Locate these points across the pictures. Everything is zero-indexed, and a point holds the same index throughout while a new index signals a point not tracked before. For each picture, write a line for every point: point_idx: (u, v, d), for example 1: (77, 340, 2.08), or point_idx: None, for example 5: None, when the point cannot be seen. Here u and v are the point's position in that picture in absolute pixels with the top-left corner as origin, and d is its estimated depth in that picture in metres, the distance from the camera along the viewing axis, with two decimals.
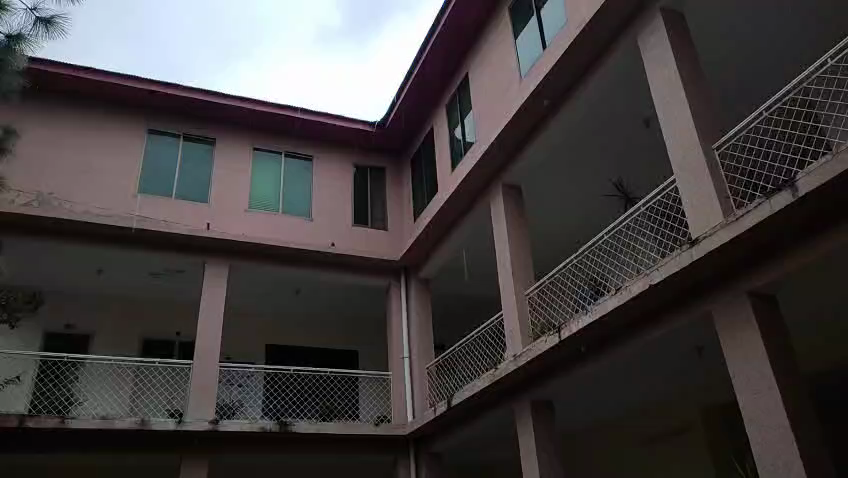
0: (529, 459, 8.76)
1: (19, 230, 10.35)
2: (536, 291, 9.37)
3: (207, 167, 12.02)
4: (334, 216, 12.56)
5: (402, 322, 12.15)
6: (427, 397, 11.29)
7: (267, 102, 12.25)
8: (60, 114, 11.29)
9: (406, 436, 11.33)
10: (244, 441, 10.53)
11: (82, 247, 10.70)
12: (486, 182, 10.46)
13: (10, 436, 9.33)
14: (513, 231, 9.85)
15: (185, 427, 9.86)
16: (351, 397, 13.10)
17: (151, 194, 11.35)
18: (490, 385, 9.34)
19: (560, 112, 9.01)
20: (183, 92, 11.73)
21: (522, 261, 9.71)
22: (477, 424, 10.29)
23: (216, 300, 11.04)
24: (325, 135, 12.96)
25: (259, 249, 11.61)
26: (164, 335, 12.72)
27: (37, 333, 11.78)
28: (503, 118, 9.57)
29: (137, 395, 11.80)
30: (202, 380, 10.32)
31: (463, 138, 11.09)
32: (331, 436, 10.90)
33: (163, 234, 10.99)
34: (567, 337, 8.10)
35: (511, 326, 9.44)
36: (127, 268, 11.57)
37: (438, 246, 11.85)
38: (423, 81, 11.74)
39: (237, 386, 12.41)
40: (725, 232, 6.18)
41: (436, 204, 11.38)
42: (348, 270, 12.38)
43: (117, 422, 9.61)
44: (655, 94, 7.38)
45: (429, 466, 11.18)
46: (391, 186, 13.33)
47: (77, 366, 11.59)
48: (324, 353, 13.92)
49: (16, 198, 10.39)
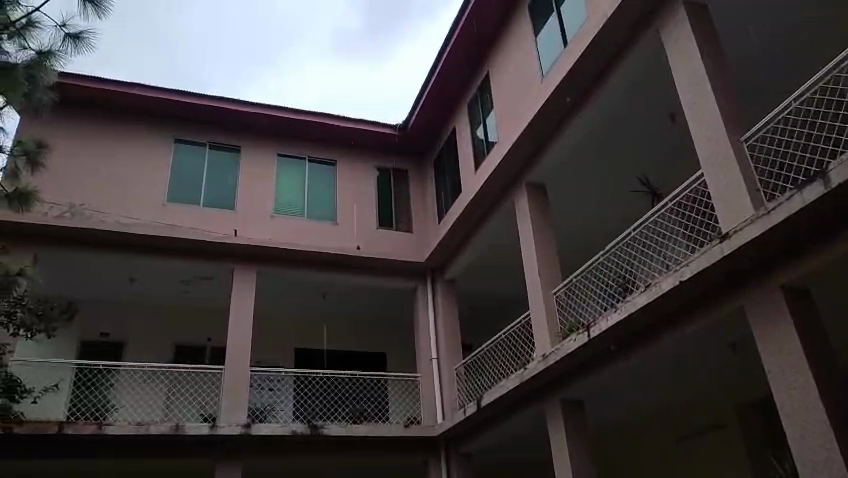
0: (560, 460, 8.70)
1: (55, 241, 10.62)
2: (564, 290, 9.31)
3: (233, 174, 12.18)
4: (359, 219, 12.64)
5: (430, 323, 12.14)
6: (456, 398, 11.28)
7: (291, 109, 12.40)
8: (89, 126, 11.57)
9: (437, 438, 11.32)
10: (277, 445, 10.61)
11: (114, 256, 10.93)
12: (510, 182, 10.43)
13: (51, 443, 9.57)
14: (539, 230, 9.79)
15: (218, 431, 9.99)
16: (380, 399, 13.12)
17: (180, 202, 11.56)
18: (519, 384, 9.30)
19: (583, 109, 8.94)
20: (207, 101, 11.91)
21: (548, 260, 9.65)
22: (507, 424, 10.24)
23: (245, 305, 11.19)
24: (348, 139, 13.05)
25: (286, 254, 11.73)
26: (195, 341, 12.92)
27: (73, 341, 12.08)
28: (526, 117, 9.54)
29: (170, 400, 12.00)
30: (235, 385, 10.47)
31: (485, 137, 11.06)
32: (362, 438, 10.95)
33: (193, 242, 11.19)
34: (596, 335, 8.03)
35: (540, 325, 9.39)
36: (158, 276, 11.78)
37: (463, 247, 11.86)
38: (444, 83, 11.75)
39: (267, 390, 12.56)
40: (757, 225, 6.07)
41: (460, 204, 11.37)
42: (374, 273, 12.43)
43: (153, 428, 9.78)
44: (680, 87, 7.27)
45: (460, 467, 11.18)
46: (414, 188, 13.36)
47: (111, 373, 11.83)
48: (352, 356, 14.01)
49: (49, 210, 10.63)
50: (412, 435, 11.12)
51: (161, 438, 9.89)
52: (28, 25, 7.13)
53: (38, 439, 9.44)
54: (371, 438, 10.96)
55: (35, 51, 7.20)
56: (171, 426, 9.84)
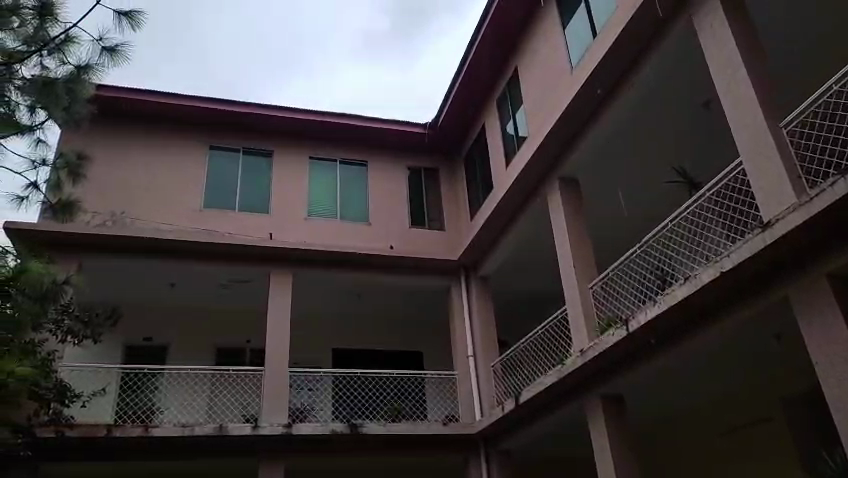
0: (602, 456, 8.60)
1: (97, 250, 10.91)
2: (600, 284, 9.21)
3: (267, 179, 12.37)
4: (392, 219, 12.69)
5: (465, 320, 12.13)
6: (494, 395, 11.26)
7: (322, 112, 12.55)
8: (128, 137, 11.88)
9: (476, 435, 11.29)
10: (318, 445, 10.73)
11: (155, 262, 11.17)
12: (542, 177, 10.34)
13: (99, 447, 9.84)
14: (573, 224, 9.70)
15: (260, 431, 10.16)
16: (418, 397, 13.17)
17: (217, 208, 11.80)
18: (557, 380, 9.23)
19: (615, 100, 8.83)
20: (239, 108, 12.11)
21: (583, 254, 9.56)
22: (546, 421, 10.17)
23: (282, 306, 11.36)
24: (378, 140, 13.12)
25: (320, 255, 11.85)
26: (235, 343, 13.15)
27: (118, 346, 12.42)
28: (556, 110, 9.44)
29: (213, 402, 12.23)
30: (275, 386, 10.64)
31: (515, 133, 10.99)
32: (401, 437, 11.00)
33: (230, 246, 11.38)
34: (635, 329, 7.93)
35: (577, 320, 9.30)
36: (197, 281, 12.02)
37: (497, 244, 11.80)
38: (472, 80, 11.73)
39: (307, 391, 12.70)
40: (799, 213, 5.92)
41: (492, 200, 11.33)
42: (409, 272, 12.46)
43: (197, 429, 9.99)
44: (715, 74, 7.10)
45: (500, 465, 11.13)
46: (445, 186, 13.35)
47: (155, 376, 12.13)
48: (389, 355, 14.08)
49: (92, 219, 11.00)
50: (451, 433, 11.12)
51: (205, 439, 10.09)
52: (67, 41, 7.12)
53: (86, 443, 9.71)
54: (410, 436, 11.00)
55: (73, 65, 7.20)
56: (215, 427, 10.03)
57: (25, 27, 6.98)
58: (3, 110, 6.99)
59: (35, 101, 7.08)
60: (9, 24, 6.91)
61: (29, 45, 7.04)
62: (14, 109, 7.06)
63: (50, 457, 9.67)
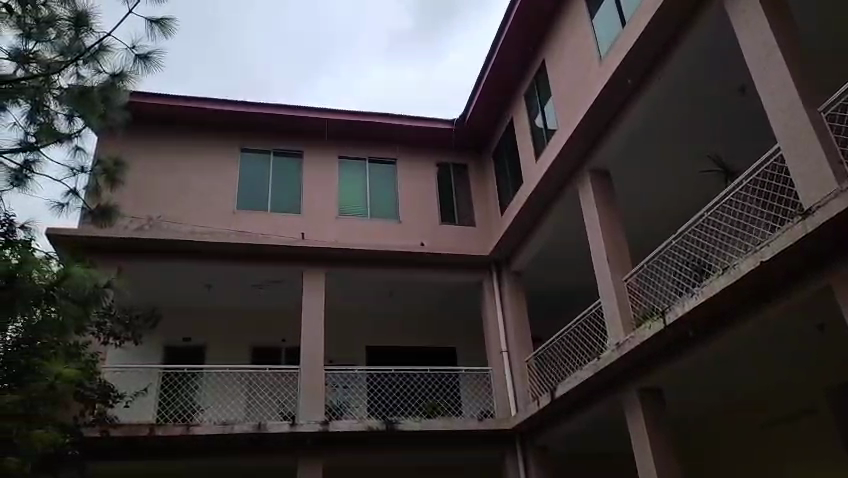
0: (642, 450, 8.49)
1: (135, 253, 11.15)
2: (635, 276, 9.10)
3: (297, 179, 12.49)
4: (422, 216, 12.70)
5: (498, 315, 12.08)
6: (529, 390, 11.21)
7: (349, 111, 12.64)
8: (162, 142, 12.12)
9: (512, 431, 11.24)
10: (355, 442, 10.81)
11: (191, 264, 11.37)
12: (573, 170, 10.24)
13: (143, 446, 10.09)
14: (605, 216, 9.59)
15: (298, 428, 10.30)
16: (453, 393, 13.17)
17: (250, 209, 11.96)
18: (594, 374, 9.14)
19: (647, 89, 8.69)
20: (268, 110, 12.25)
21: (617, 247, 9.46)
22: (583, 416, 10.08)
23: (316, 305, 11.49)
24: (405, 138, 13.15)
25: (352, 254, 11.93)
26: (271, 342, 13.32)
27: (158, 347, 12.70)
28: (586, 102, 9.32)
29: (251, 401, 12.40)
30: (311, 384, 10.76)
31: (544, 126, 10.89)
32: (437, 433, 11.02)
33: (263, 247, 11.51)
34: (672, 321, 7.80)
35: (612, 313, 9.19)
36: (232, 282, 12.20)
37: (528, 238, 11.72)
38: (499, 74, 11.66)
39: (342, 388, 12.78)
40: (840, 200, 5.76)
41: (522, 194, 11.25)
42: (440, 268, 12.46)
43: (236, 427, 10.17)
44: (749, 59, 6.91)
45: (538, 461, 11.07)
46: (475, 181, 13.31)
47: (195, 376, 12.36)
48: (422, 352, 14.10)
49: (130, 223, 11.20)
50: (487, 429, 11.09)
51: (244, 437, 10.27)
52: (101, 50, 7.19)
53: (130, 443, 9.96)
54: (446, 433, 11.01)
55: (107, 73, 7.31)
56: (254, 424, 10.19)
57: (60, 38, 7.14)
58: (43, 119, 7.15)
59: (73, 110, 7.21)
60: (46, 35, 7.11)
61: (65, 56, 7.16)
62: (52, 118, 7.21)
63: (98, 457, 9.95)
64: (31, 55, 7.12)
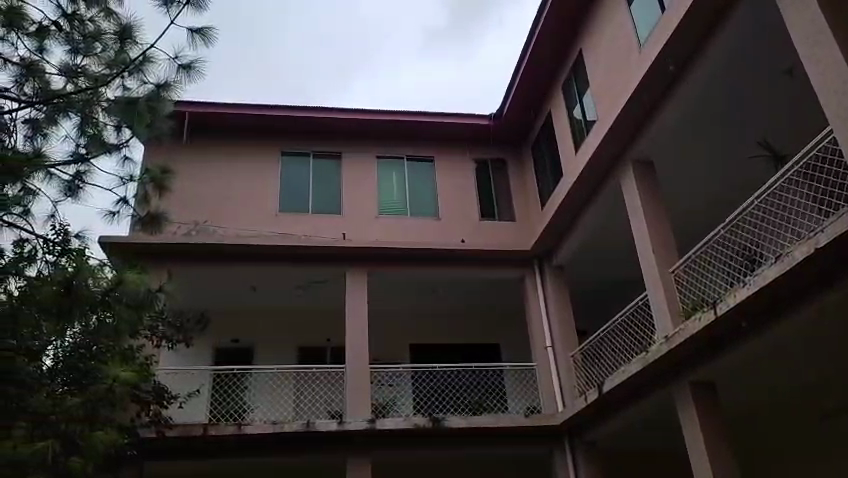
0: (696, 444, 8.31)
1: (183, 258, 11.44)
2: (682, 267, 8.91)
3: (337, 180, 12.62)
4: (462, 212, 12.69)
5: (542, 310, 11.98)
6: (575, 384, 11.10)
7: (386, 111, 12.74)
8: (205, 149, 12.42)
9: (559, 427, 11.13)
10: (402, 439, 10.86)
11: (236, 267, 11.60)
12: (614, 161, 10.06)
13: (196, 445, 10.36)
14: (649, 207, 9.41)
15: (345, 426, 10.43)
16: (499, 390, 13.13)
17: (292, 211, 12.15)
18: (642, 367, 8.99)
19: (689, 74, 8.49)
20: (306, 113, 12.41)
21: (663, 238, 9.28)
22: (632, 410, 9.92)
23: (360, 304, 11.58)
24: (442, 135, 13.17)
25: (393, 253, 11.96)
26: (316, 343, 13.50)
27: (208, 349, 13.02)
28: (626, 91, 9.15)
29: (299, 400, 12.60)
30: (357, 383, 10.87)
31: (583, 117, 10.75)
32: (484, 429, 11.00)
33: (306, 248, 11.66)
34: (723, 312, 7.61)
35: (660, 306, 9.03)
36: (277, 284, 12.40)
37: (570, 232, 11.58)
38: (535, 67, 11.55)
39: (388, 386, 12.86)
40: None
41: (562, 188, 11.12)
42: (482, 264, 12.39)
43: (286, 426, 10.37)
44: (797, 40, 6.68)
45: (588, 457, 10.92)
46: (514, 175, 13.21)
47: (244, 377, 12.62)
48: (466, 349, 14.08)
49: (177, 229, 11.52)
50: (534, 425, 11.01)
51: (294, 436, 10.46)
52: (145, 61, 7.34)
53: (185, 442, 10.25)
54: (493, 429, 10.99)
55: (153, 84, 7.41)
56: (303, 422, 10.40)
57: (106, 51, 7.34)
58: (92, 131, 7.20)
59: (122, 121, 7.22)
60: (93, 50, 7.32)
61: (111, 68, 7.29)
62: (102, 129, 7.24)
63: (154, 456, 10.25)
64: (79, 69, 7.29)
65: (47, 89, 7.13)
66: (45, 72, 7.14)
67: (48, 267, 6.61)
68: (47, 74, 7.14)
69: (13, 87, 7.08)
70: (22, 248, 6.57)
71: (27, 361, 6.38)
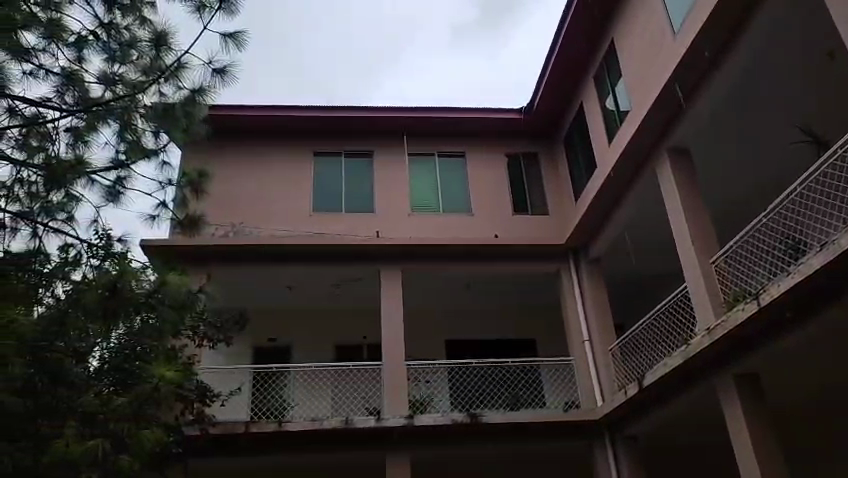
0: (741, 438, 8.17)
1: (221, 260, 11.64)
2: (723, 257, 8.75)
3: (370, 178, 12.70)
4: (495, 207, 12.64)
5: (578, 304, 11.87)
6: (614, 379, 10.99)
7: (416, 108, 12.76)
8: (239, 152, 12.61)
9: (598, 422, 11.02)
10: (440, 436, 10.88)
11: (273, 267, 11.75)
12: (649, 151, 9.90)
13: (238, 443, 10.56)
14: (687, 197, 9.25)
15: (384, 423, 10.50)
16: (535, 385, 13.08)
17: (326, 211, 12.27)
18: (684, 360, 8.85)
19: (725, 61, 8.29)
20: (337, 113, 12.54)
21: (702, 229, 9.12)
22: (674, 404, 9.77)
23: (395, 301, 11.64)
24: (473, 130, 13.15)
25: (426, 250, 11.97)
26: (352, 341, 13.63)
27: (248, 348, 13.24)
28: (659, 81, 8.98)
29: (337, 397, 12.73)
30: (394, 380, 10.93)
31: (616, 108, 10.60)
32: (522, 425, 10.96)
33: (341, 247, 11.76)
34: (767, 303, 7.44)
35: (700, 297, 8.88)
36: (313, 283, 12.54)
37: (605, 225, 11.44)
38: (566, 59, 11.44)
39: (424, 382, 12.90)
40: None
41: (595, 181, 11.02)
42: (516, 259, 12.31)
43: (325, 422, 10.49)
44: (838, 20, 6.47)
45: (629, 452, 10.80)
46: (547, 169, 13.11)
47: (283, 375, 12.79)
48: (502, 344, 14.03)
49: (215, 231, 11.73)
50: (573, 420, 10.93)
51: (333, 433, 10.57)
52: (180, 67, 7.44)
53: (227, 439, 10.48)
54: (532, 425, 10.94)
55: (187, 89, 7.50)
56: (342, 419, 10.50)
57: (142, 59, 7.42)
58: (131, 137, 7.25)
59: (159, 127, 7.37)
60: (129, 57, 7.37)
61: (148, 76, 7.38)
62: (140, 135, 7.30)
63: (198, 454, 10.48)
64: (117, 76, 7.31)
65: (86, 98, 7.24)
66: (85, 82, 7.24)
67: (92, 271, 6.62)
68: (87, 83, 7.22)
69: (55, 97, 7.22)
70: (67, 253, 6.68)
71: (76, 362, 6.57)
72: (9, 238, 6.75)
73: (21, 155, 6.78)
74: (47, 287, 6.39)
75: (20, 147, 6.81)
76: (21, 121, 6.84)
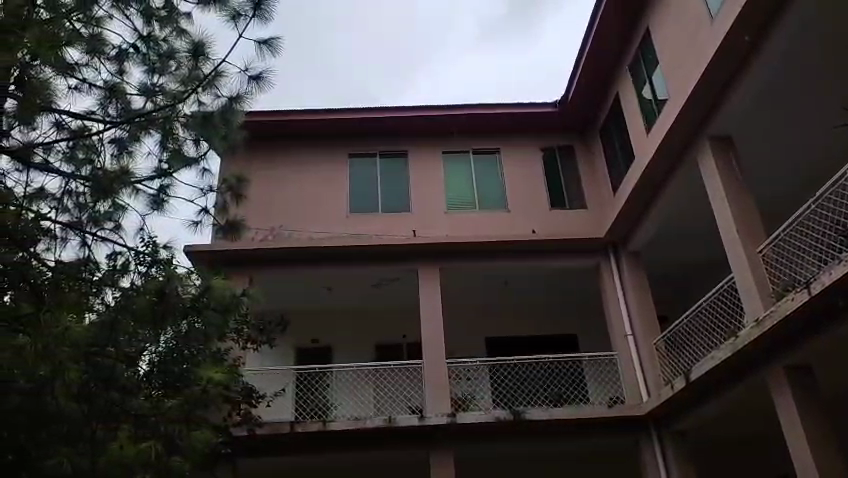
0: (795, 432, 7.95)
1: (262, 263, 11.82)
2: (769, 247, 8.52)
3: (405, 178, 12.76)
4: (531, 202, 12.55)
5: (620, 299, 11.69)
6: (660, 373, 10.79)
7: (448, 105, 12.76)
8: (277, 156, 12.81)
9: (644, 417, 10.85)
10: (483, 433, 10.87)
11: (312, 269, 11.90)
12: (689, 140, 9.70)
13: (284, 443, 10.74)
14: (730, 186, 9.04)
15: (427, 421, 10.50)
16: (578, 380, 12.95)
17: (362, 211, 12.38)
18: (732, 354, 8.65)
19: (766, 45, 8.07)
20: (370, 114, 12.64)
21: (746, 218, 8.91)
22: (722, 398, 9.56)
23: (434, 300, 11.66)
24: (507, 125, 13.05)
25: (464, 247, 11.96)
26: (393, 340, 13.73)
27: (290, 349, 13.44)
28: (697, 69, 8.78)
29: (379, 397, 12.81)
30: (435, 378, 10.96)
31: (653, 98, 10.42)
32: (565, 421, 10.86)
33: (379, 247, 11.84)
34: (818, 292, 7.21)
35: (747, 289, 8.67)
36: (352, 284, 12.67)
37: (645, 217, 11.24)
38: (600, 50, 11.28)
39: (466, 380, 12.82)
40: None
41: (634, 173, 10.84)
42: (555, 254, 12.20)
43: (368, 422, 10.57)
44: None
45: (677, 448, 10.59)
46: (583, 162, 12.96)
47: (326, 375, 12.95)
48: (543, 340, 13.94)
49: (255, 235, 11.96)
50: (618, 416, 10.77)
51: (377, 432, 10.65)
52: (217, 75, 7.52)
53: (273, 439, 10.67)
54: (576, 421, 10.82)
55: (226, 97, 7.62)
56: (385, 418, 10.55)
57: (180, 69, 7.56)
58: (172, 146, 7.37)
59: (199, 135, 7.38)
60: (167, 68, 7.56)
61: (187, 85, 7.48)
62: (181, 144, 7.40)
63: (246, 454, 10.70)
64: (157, 88, 7.50)
65: (128, 109, 7.40)
66: (126, 94, 7.43)
67: (139, 277, 6.88)
68: (128, 95, 7.40)
69: (98, 110, 7.40)
70: (115, 260, 6.94)
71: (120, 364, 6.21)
72: (60, 247, 6.82)
73: (69, 168, 7.02)
74: (97, 295, 6.55)
75: (68, 160, 7.05)
76: (68, 134, 7.08)
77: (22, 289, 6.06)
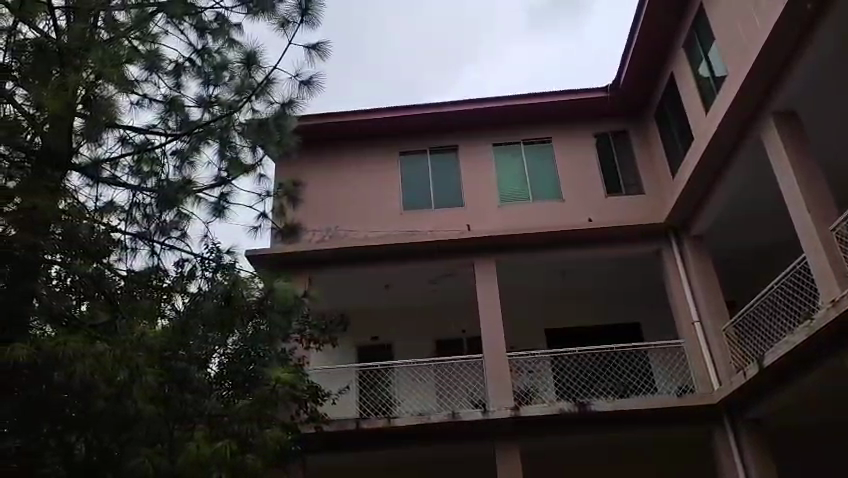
0: None
1: (321, 264, 12.02)
2: (844, 224, 8.11)
3: (456, 173, 12.76)
4: (586, 191, 12.33)
5: (684, 285, 11.33)
6: (730, 361, 10.44)
7: (497, 98, 12.68)
8: (329, 158, 13.01)
9: (715, 407, 10.51)
10: (548, 427, 10.75)
11: (369, 267, 12.03)
12: (750, 117, 9.32)
13: (350, 440, 10.92)
14: (796, 163, 8.64)
15: (490, 415, 10.53)
16: (644, 370, 12.69)
17: (416, 208, 12.46)
18: (808, 338, 8.28)
19: (830, 13, 7.66)
20: (419, 111, 12.67)
21: (816, 196, 8.52)
22: (798, 384, 9.16)
23: (491, 294, 11.61)
24: (559, 112, 12.83)
25: (519, 240, 11.86)
26: (452, 336, 13.76)
27: (352, 348, 13.65)
28: (757, 41, 8.40)
29: (442, 392, 12.89)
30: (497, 372, 10.93)
31: (711, 75, 10.04)
32: (632, 413, 10.64)
33: (434, 243, 11.86)
34: None
35: (822, 269, 8.27)
36: (410, 281, 12.75)
37: (707, 200, 10.87)
38: (651, 30, 10.98)
39: (528, 373, 12.77)
40: None
41: (694, 154, 10.47)
42: (614, 242, 11.91)
43: (433, 416, 10.66)
44: None
45: (751, 437, 10.21)
46: (638, 146, 12.63)
47: (388, 372, 13.09)
48: (605, 330, 13.68)
49: (312, 236, 12.18)
50: (687, 406, 10.48)
51: (441, 427, 10.70)
52: (269, 83, 7.74)
53: (339, 436, 10.87)
54: (643, 411, 10.60)
55: (278, 103, 7.80)
56: (448, 413, 10.61)
57: (234, 78, 7.75)
58: (230, 155, 7.56)
59: (256, 142, 7.61)
60: (222, 79, 7.77)
61: (241, 94, 7.71)
62: (239, 152, 7.59)
63: (314, 451, 10.95)
64: (213, 99, 7.72)
65: (187, 122, 7.60)
66: (185, 107, 7.64)
67: (206, 282, 7.09)
68: (186, 107, 7.61)
69: (159, 123, 7.61)
70: (182, 268, 7.11)
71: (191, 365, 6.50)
72: (131, 258, 7.03)
73: (136, 180, 7.28)
74: (168, 301, 6.82)
75: (134, 173, 7.28)
76: (133, 149, 7.33)
77: (97, 298, 6.22)
